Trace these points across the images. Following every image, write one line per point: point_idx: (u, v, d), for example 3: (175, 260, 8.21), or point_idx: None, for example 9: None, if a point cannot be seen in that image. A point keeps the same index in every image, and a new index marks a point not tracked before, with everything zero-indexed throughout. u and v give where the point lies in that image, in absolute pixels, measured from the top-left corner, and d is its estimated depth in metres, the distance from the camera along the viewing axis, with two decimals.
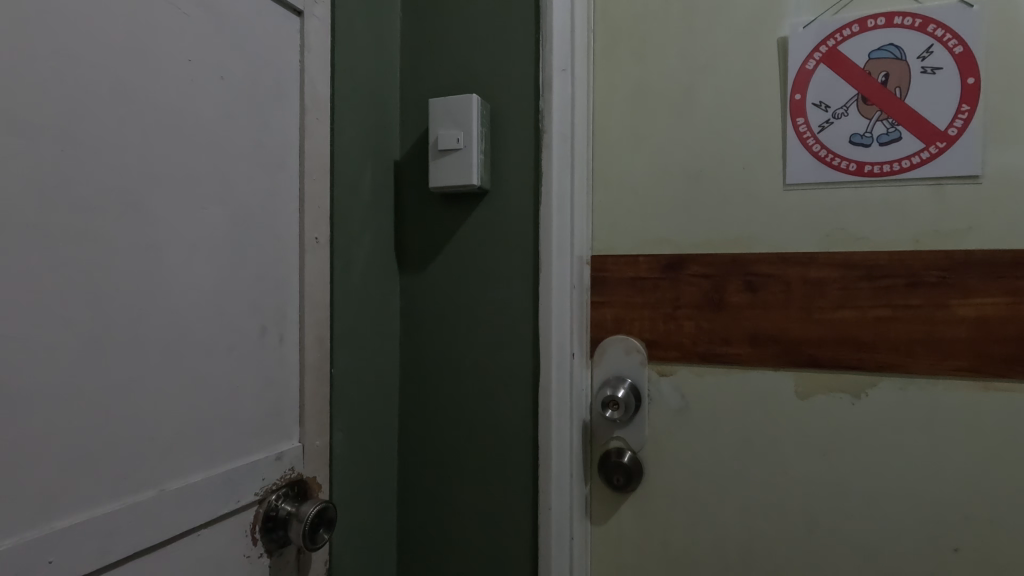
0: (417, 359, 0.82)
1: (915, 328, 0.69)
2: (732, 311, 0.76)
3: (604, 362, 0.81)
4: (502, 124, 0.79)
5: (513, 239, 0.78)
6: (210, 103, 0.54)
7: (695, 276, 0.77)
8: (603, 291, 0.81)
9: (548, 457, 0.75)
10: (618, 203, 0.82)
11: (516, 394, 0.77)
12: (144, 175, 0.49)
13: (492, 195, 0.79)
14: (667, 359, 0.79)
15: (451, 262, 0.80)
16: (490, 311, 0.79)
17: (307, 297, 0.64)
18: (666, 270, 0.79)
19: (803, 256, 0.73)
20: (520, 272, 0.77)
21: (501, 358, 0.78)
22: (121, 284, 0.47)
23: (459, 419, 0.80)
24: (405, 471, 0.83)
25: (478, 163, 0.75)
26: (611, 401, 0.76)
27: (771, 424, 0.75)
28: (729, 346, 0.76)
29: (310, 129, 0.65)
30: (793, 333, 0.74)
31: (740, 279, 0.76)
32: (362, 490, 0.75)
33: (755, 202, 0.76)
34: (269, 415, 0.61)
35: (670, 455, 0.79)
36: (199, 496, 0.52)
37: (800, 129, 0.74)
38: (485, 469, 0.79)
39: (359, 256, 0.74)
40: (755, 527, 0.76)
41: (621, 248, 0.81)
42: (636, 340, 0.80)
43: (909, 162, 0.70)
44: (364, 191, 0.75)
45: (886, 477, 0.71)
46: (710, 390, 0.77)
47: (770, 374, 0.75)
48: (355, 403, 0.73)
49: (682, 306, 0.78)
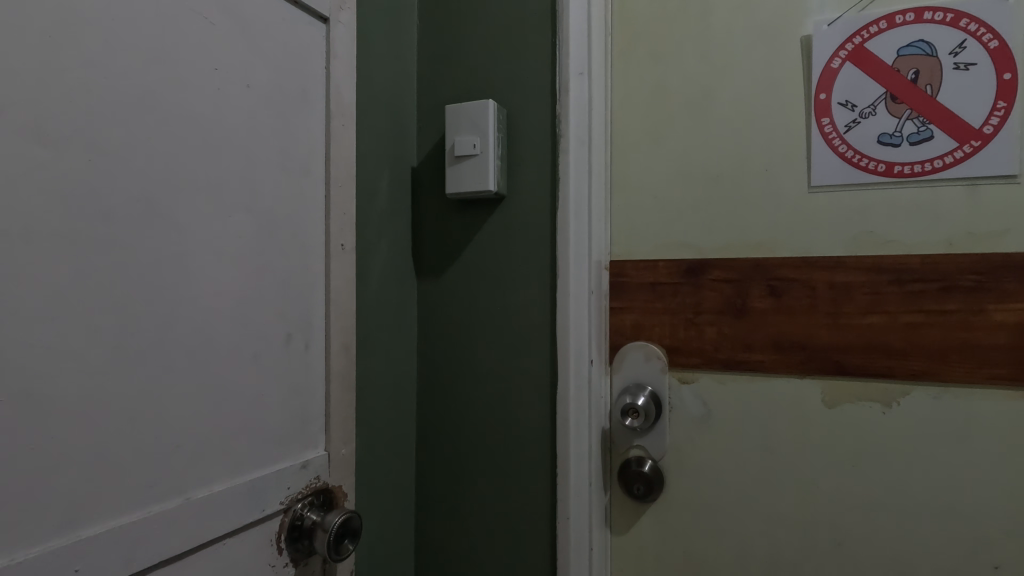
0: (435, 365, 0.82)
1: (948, 335, 0.66)
2: (755, 318, 0.74)
3: (623, 369, 0.79)
4: (518, 129, 0.78)
5: (530, 245, 0.77)
6: (235, 113, 0.54)
7: (716, 281, 0.76)
8: (622, 297, 0.80)
9: (567, 463, 0.74)
10: (636, 207, 0.80)
11: (534, 400, 0.77)
12: (171, 185, 0.49)
13: (509, 201, 0.78)
14: (688, 366, 0.77)
15: (468, 268, 0.80)
16: (507, 318, 0.78)
17: (331, 305, 0.64)
18: (686, 276, 0.77)
19: (830, 260, 0.71)
20: (537, 278, 0.77)
21: (519, 365, 0.77)
22: (147, 293, 0.48)
23: (477, 427, 0.79)
24: (423, 478, 0.83)
25: (495, 169, 0.75)
26: (631, 409, 0.75)
27: (796, 433, 0.73)
28: (753, 353, 0.74)
29: (335, 136, 0.64)
30: (820, 339, 0.71)
31: (763, 284, 0.74)
32: (379, 497, 0.75)
33: (780, 205, 0.74)
34: (293, 423, 0.60)
35: (691, 464, 0.77)
36: (223, 506, 0.52)
37: (825, 129, 0.72)
38: (504, 476, 0.78)
39: (377, 263, 0.74)
40: (781, 540, 0.74)
41: (640, 252, 0.80)
42: (656, 347, 0.78)
43: (941, 162, 0.67)
44: (381, 199, 0.75)
45: (921, 488, 0.68)
46: (731, 398, 0.75)
47: (796, 382, 0.73)
48: (372, 409, 0.73)
49: (703, 312, 0.76)
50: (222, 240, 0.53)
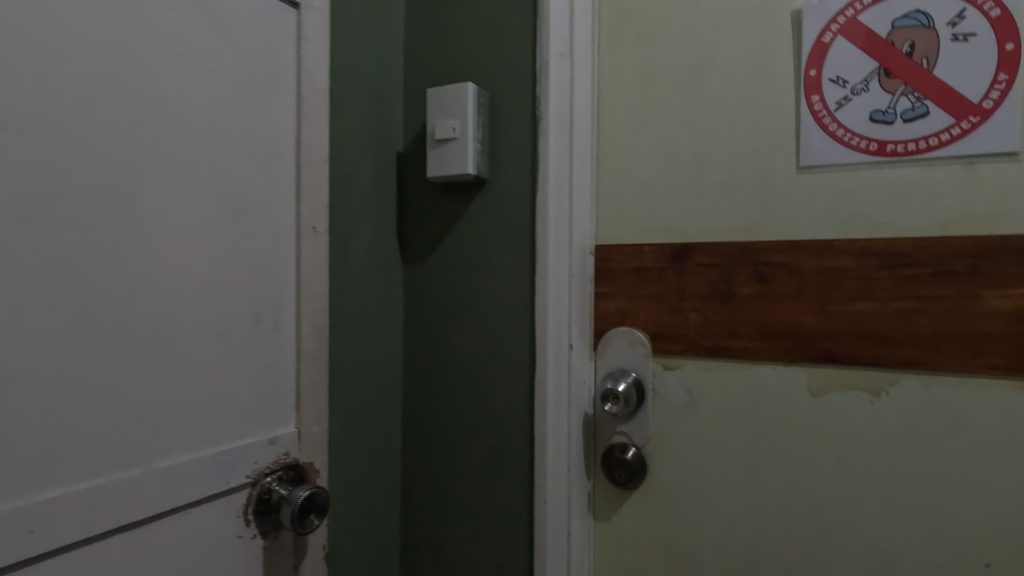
0: (420, 350, 0.82)
1: (940, 322, 0.63)
2: (740, 304, 0.72)
3: (607, 355, 0.78)
4: (501, 112, 0.78)
5: (510, 230, 0.77)
6: (199, 97, 0.56)
7: (701, 266, 0.74)
8: (607, 282, 0.79)
9: (544, 447, 0.74)
10: (623, 191, 0.79)
11: (513, 385, 0.77)
12: (132, 165, 0.51)
13: (491, 185, 0.78)
14: (672, 352, 0.76)
15: (452, 253, 0.80)
16: (488, 303, 0.78)
17: (302, 286, 0.65)
18: (670, 261, 0.75)
19: (818, 244, 0.68)
20: (517, 262, 0.76)
21: (500, 349, 0.77)
22: (109, 270, 0.49)
23: (460, 410, 0.80)
24: (408, 460, 0.84)
25: (474, 153, 0.75)
26: (611, 394, 0.74)
27: (781, 423, 0.71)
28: (738, 339, 0.72)
29: (307, 120, 0.66)
30: (805, 326, 0.69)
31: (749, 268, 0.72)
32: (362, 476, 0.77)
33: (765, 188, 0.71)
34: (263, 400, 0.62)
35: (674, 453, 0.76)
36: (187, 476, 0.55)
37: (814, 108, 0.69)
38: (484, 459, 0.79)
39: (358, 247, 0.75)
40: (764, 531, 0.72)
41: (626, 237, 0.78)
42: (640, 333, 0.77)
43: (937, 139, 0.64)
44: (363, 184, 0.76)
45: (909, 481, 0.65)
46: (715, 386, 0.74)
47: (781, 370, 0.70)
48: (353, 390, 0.75)
49: (688, 297, 0.75)
50: (188, 220, 0.55)
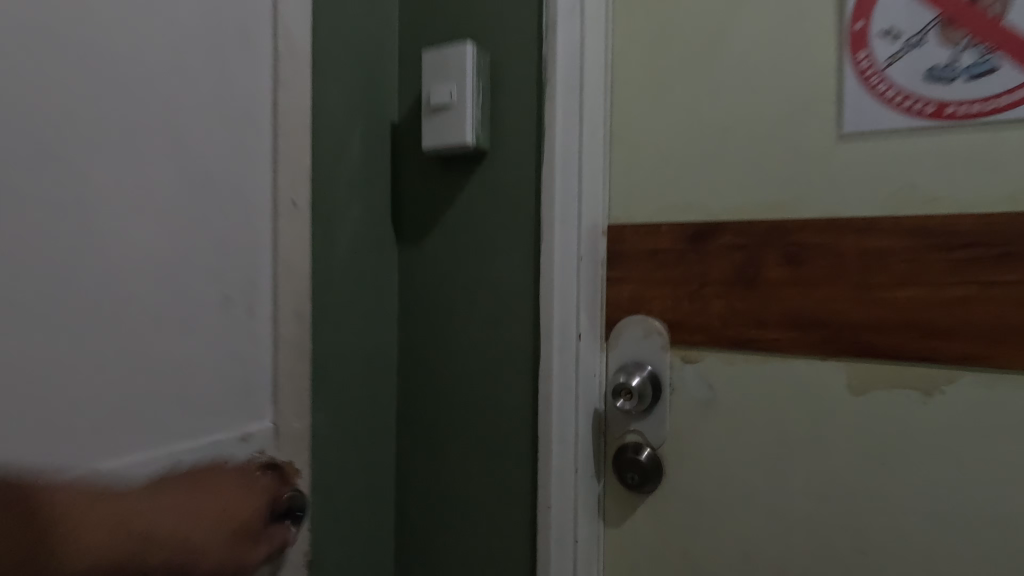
0: (416, 338, 0.76)
1: (1003, 311, 0.55)
2: (770, 290, 0.64)
3: (620, 345, 0.71)
4: (503, 76, 0.70)
5: (512, 208, 0.70)
6: (154, 53, 0.50)
7: (726, 248, 0.66)
8: (620, 265, 0.71)
9: (547, 445, 0.68)
10: (639, 164, 0.71)
11: (515, 378, 0.70)
12: (73, 127, 0.45)
13: (492, 158, 0.71)
14: (692, 344, 0.68)
15: (450, 233, 0.73)
16: (488, 288, 0.72)
17: (280, 266, 0.59)
18: (691, 242, 0.68)
19: (862, 222, 0.60)
20: (521, 243, 0.70)
21: (501, 338, 0.71)
22: (43, 244, 0.44)
23: (459, 403, 0.74)
24: (402, 457, 0.77)
25: (474, 121, 0.68)
26: (623, 390, 0.67)
27: (815, 424, 0.63)
28: (767, 330, 0.64)
29: (285, 81, 0.59)
30: (846, 316, 0.61)
31: (780, 250, 0.63)
32: (351, 475, 0.71)
33: (801, 159, 0.63)
34: (235, 392, 0.57)
35: (693, 455, 0.68)
36: (139, 480, 0.49)
37: (860, 65, 0.60)
38: (484, 457, 0.72)
39: (346, 226, 0.68)
40: (794, 544, 0.64)
41: (642, 215, 0.70)
42: (657, 322, 0.69)
43: (1004, 100, 0.55)
44: (352, 156, 0.69)
45: (963, 493, 0.57)
46: (740, 383, 0.66)
47: (817, 365, 0.62)
48: (339, 382, 0.68)
49: (711, 283, 0.67)
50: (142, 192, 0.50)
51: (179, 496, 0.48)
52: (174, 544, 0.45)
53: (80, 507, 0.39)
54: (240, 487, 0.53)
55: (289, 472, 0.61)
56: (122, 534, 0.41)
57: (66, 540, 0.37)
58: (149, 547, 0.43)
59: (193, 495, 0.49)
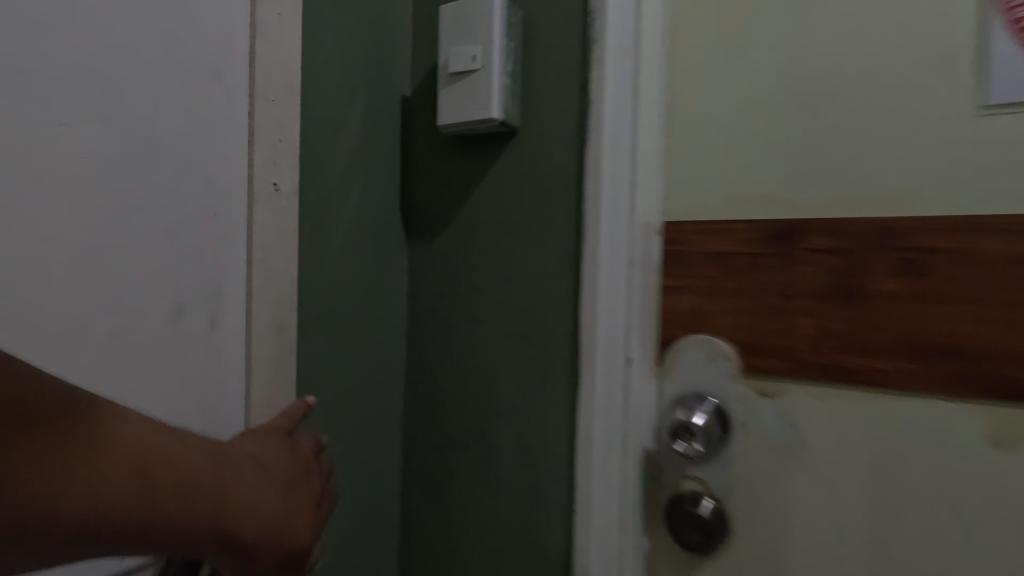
0: (426, 350, 0.66)
1: None
2: (877, 309, 0.50)
3: (678, 372, 0.56)
4: (538, 39, 0.59)
5: (543, 199, 0.59)
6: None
7: (818, 253, 0.51)
8: (679, 272, 0.56)
9: (588, 486, 0.56)
10: (707, 144, 0.56)
11: (542, 400, 0.59)
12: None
13: (522, 138, 0.59)
14: (772, 373, 0.54)
15: (469, 228, 0.63)
16: (512, 293, 0.61)
17: (254, 267, 0.52)
18: (771, 244, 0.53)
19: (1010, 221, 0.45)
20: (553, 240, 0.58)
21: (528, 353, 0.60)
22: None
23: (474, 428, 0.63)
24: (409, 485, 0.68)
25: (502, 91, 0.56)
26: (684, 429, 0.53)
27: (942, 486, 0.48)
28: (870, 358, 0.50)
29: (266, 48, 0.51)
30: (984, 344, 0.46)
31: (890, 258, 0.49)
32: (351, 504, 0.62)
33: (921, 137, 0.48)
34: (198, 414, 0.49)
35: (775, 516, 0.53)
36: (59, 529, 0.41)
37: (1013, 13, 0.45)
38: (504, 493, 0.62)
39: (342, 216, 0.59)
40: None
41: (706, 208, 0.56)
42: (725, 344, 0.55)
43: None
44: (351, 134, 0.59)
45: None
46: (834, 427, 0.51)
47: (939, 407, 0.48)
48: (329, 398, 0.59)
49: (798, 298, 0.52)
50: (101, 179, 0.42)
51: (259, 480, 0.35)
52: (222, 525, 0.31)
53: (122, 433, 0.29)
54: (308, 514, 0.38)
55: (324, 455, 0.46)
56: (151, 485, 0.29)
57: (84, 461, 0.26)
58: (169, 504, 0.29)
59: (278, 487, 0.37)
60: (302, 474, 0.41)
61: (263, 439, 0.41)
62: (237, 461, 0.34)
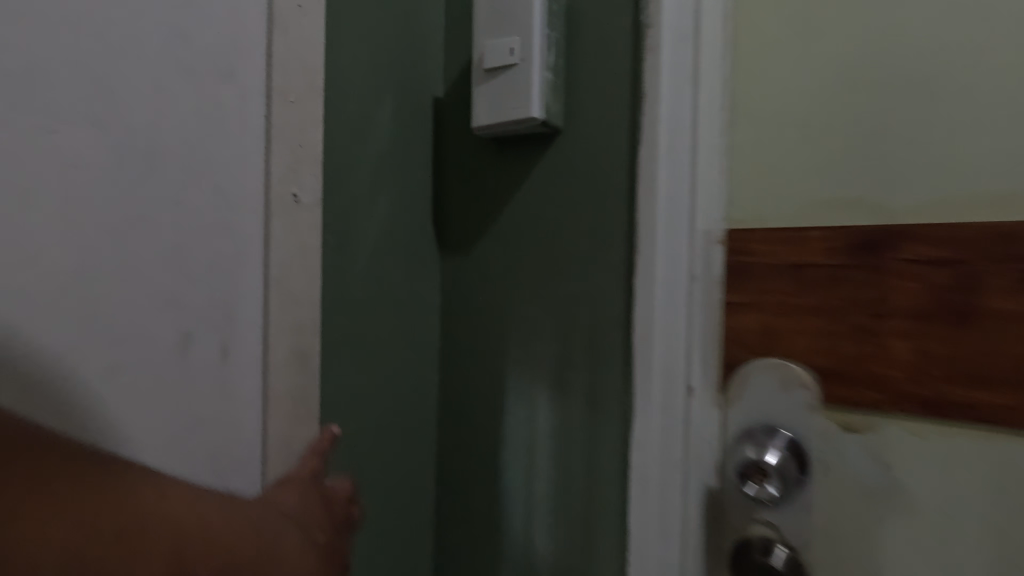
0: (461, 368, 0.61)
1: None
2: (996, 332, 0.41)
3: (745, 402, 0.49)
4: (583, 27, 0.53)
5: (588, 204, 0.53)
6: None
7: (918, 264, 0.43)
8: (746, 287, 0.49)
9: (643, 531, 0.50)
10: (777, 141, 0.49)
11: (588, 429, 0.53)
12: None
13: (564, 138, 0.54)
14: (860, 405, 0.46)
15: (505, 237, 0.57)
16: (554, 309, 0.55)
17: (273, 290, 0.48)
18: (857, 253, 0.45)
19: None
20: (600, 250, 0.52)
21: (571, 375, 0.54)
22: None
23: (512, 456, 0.58)
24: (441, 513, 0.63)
25: (543, 86, 0.51)
26: (752, 467, 0.47)
27: None
28: (987, 391, 0.41)
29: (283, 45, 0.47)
30: None
31: (1015, 270, 0.40)
32: (381, 538, 0.58)
33: None
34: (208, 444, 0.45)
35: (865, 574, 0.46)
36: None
37: None
38: (545, 530, 0.56)
39: (369, 227, 0.54)
40: None
41: (779, 215, 0.49)
42: (802, 371, 0.47)
43: None
44: (380, 138, 0.55)
45: None
46: (937, 470, 0.43)
47: None
48: (355, 424, 0.55)
49: (891, 317, 0.44)
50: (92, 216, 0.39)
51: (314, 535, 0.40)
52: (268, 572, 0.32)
53: (173, 497, 0.30)
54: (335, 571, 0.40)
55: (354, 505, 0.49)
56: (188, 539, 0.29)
57: (128, 513, 0.28)
58: (203, 553, 0.29)
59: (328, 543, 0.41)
60: (332, 533, 0.43)
61: (304, 491, 0.44)
62: (280, 527, 0.37)
